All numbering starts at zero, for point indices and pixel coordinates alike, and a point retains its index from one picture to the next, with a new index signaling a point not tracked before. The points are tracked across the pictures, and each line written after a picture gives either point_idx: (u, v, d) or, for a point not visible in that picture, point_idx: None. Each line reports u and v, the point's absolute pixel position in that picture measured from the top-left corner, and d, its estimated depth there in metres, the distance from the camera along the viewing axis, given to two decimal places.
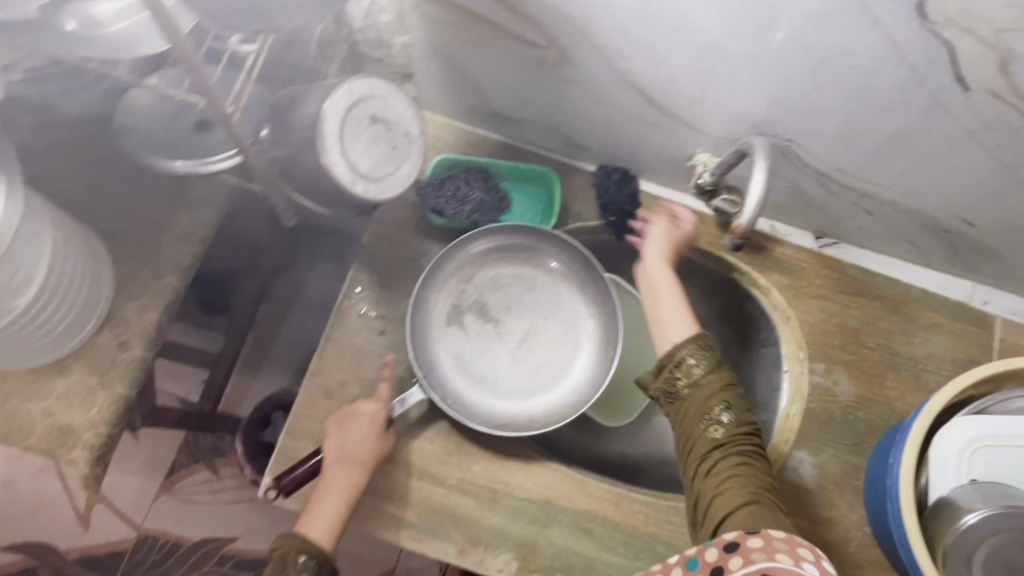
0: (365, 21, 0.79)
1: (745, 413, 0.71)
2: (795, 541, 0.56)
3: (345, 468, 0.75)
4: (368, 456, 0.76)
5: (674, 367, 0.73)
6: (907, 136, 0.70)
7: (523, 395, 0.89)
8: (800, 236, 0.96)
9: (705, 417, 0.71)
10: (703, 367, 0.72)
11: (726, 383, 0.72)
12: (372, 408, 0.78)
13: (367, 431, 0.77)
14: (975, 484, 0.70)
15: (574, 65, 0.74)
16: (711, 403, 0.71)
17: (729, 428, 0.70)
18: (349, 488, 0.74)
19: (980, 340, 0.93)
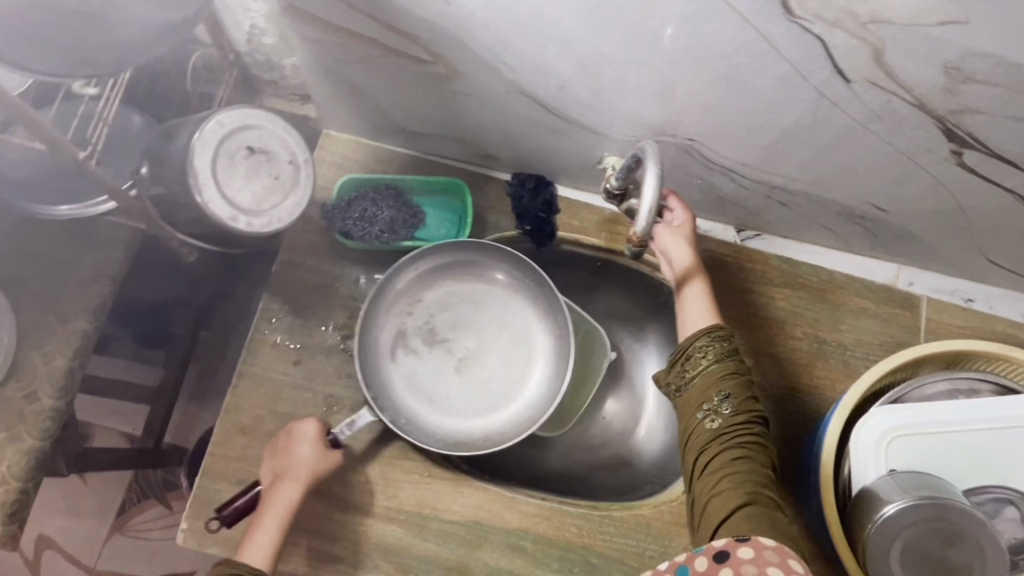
0: (250, 44, 0.77)
1: (748, 402, 0.68)
2: (785, 551, 0.51)
3: (282, 488, 0.73)
4: (305, 472, 0.74)
5: (685, 359, 0.73)
6: (802, 129, 0.69)
7: (478, 412, 0.89)
8: (722, 229, 0.95)
9: (703, 408, 0.69)
10: (708, 357, 0.71)
11: (729, 372, 0.69)
12: (309, 424, 0.76)
13: (304, 448, 0.75)
14: (896, 475, 0.68)
15: (464, 78, 0.72)
16: (707, 394, 0.69)
17: (727, 419, 0.67)
18: (285, 507, 0.72)
19: (908, 322, 0.93)
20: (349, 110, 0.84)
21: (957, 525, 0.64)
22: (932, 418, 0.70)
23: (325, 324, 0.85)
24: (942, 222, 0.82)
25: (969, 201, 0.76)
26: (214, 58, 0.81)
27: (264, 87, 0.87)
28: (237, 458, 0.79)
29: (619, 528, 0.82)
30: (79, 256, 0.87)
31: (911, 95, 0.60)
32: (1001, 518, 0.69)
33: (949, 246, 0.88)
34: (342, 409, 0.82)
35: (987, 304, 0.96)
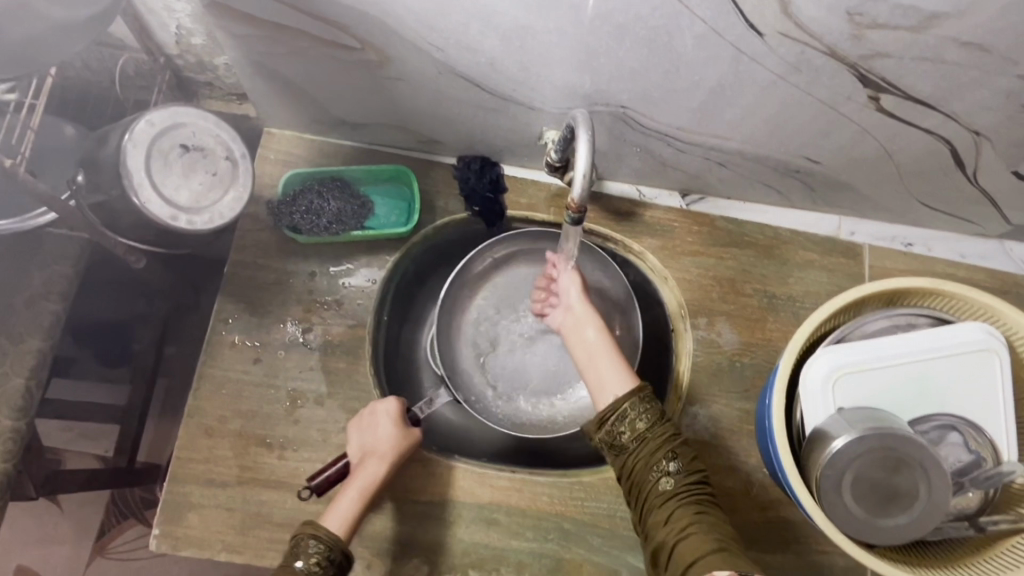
0: (180, 46, 0.78)
1: (691, 459, 0.67)
2: None
3: (369, 462, 0.75)
4: (389, 450, 0.76)
5: (617, 419, 0.68)
6: (727, 87, 0.71)
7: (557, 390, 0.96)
8: (667, 196, 0.97)
9: (652, 469, 0.66)
10: (645, 421, 0.67)
11: (672, 433, 0.67)
12: (390, 402, 0.78)
13: (388, 426, 0.77)
14: (843, 412, 0.71)
15: (395, 63, 0.73)
16: (656, 456, 0.66)
17: (678, 479, 0.65)
18: (367, 481, 0.73)
19: (851, 270, 0.96)
20: (287, 106, 0.85)
21: (899, 452, 0.67)
22: (875, 355, 0.73)
23: (282, 320, 0.85)
24: (872, 168, 0.85)
25: (893, 145, 0.79)
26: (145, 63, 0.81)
27: (200, 89, 0.88)
28: (204, 460, 0.80)
29: (589, 493, 0.83)
30: (27, 273, 0.85)
31: (822, 44, 0.62)
32: (945, 443, 0.73)
33: (883, 193, 0.91)
34: (306, 402, 0.82)
35: (926, 247, 0.99)
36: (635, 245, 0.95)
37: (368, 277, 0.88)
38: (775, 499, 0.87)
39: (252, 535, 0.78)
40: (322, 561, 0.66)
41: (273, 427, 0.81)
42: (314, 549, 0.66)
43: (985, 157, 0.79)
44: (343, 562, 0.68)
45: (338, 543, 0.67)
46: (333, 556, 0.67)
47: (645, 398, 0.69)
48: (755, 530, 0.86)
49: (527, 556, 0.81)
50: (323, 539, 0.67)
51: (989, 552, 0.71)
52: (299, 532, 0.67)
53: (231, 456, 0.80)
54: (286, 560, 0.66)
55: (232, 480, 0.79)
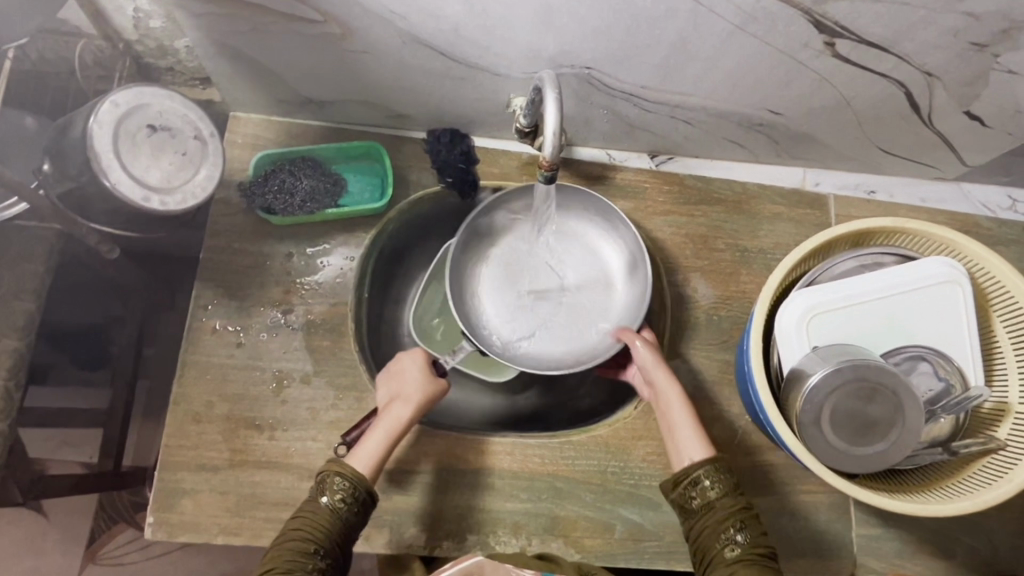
0: (138, 30, 0.77)
1: (760, 534, 0.68)
2: None
3: (396, 404, 0.75)
4: (415, 394, 0.76)
5: (688, 485, 0.71)
6: (687, 41, 0.72)
7: (564, 340, 0.91)
8: (637, 158, 0.99)
9: (720, 534, 0.68)
10: (716, 490, 0.70)
11: (742, 506, 0.69)
12: (413, 355, 0.80)
13: (413, 373, 0.78)
14: (817, 349, 0.74)
15: (359, 35, 0.73)
16: (725, 523, 0.68)
17: (745, 548, 0.67)
18: (394, 422, 0.74)
19: (818, 220, 0.99)
20: (252, 86, 0.84)
21: (875, 381, 0.69)
22: (845, 294, 0.75)
23: (262, 303, 0.85)
24: (833, 117, 0.87)
25: (851, 91, 0.81)
26: (103, 50, 0.80)
27: (161, 76, 0.87)
28: (194, 446, 0.80)
29: (579, 451, 0.85)
30: None
31: None
32: (915, 373, 0.76)
33: (844, 141, 0.94)
34: (293, 382, 0.83)
35: (888, 194, 1.02)
36: (608, 207, 0.96)
37: (346, 255, 0.88)
38: (758, 444, 0.89)
39: (248, 516, 0.78)
40: (347, 498, 0.68)
41: (261, 408, 0.81)
42: (339, 486, 0.68)
43: (937, 97, 0.82)
44: (369, 500, 0.69)
45: (364, 481, 0.69)
46: (358, 494, 0.68)
47: (718, 469, 0.71)
48: (741, 475, 0.88)
49: (523, 517, 0.82)
50: (347, 476, 0.68)
51: (964, 472, 0.75)
52: (326, 468, 0.69)
53: (221, 440, 0.80)
54: (313, 495, 0.69)
55: (224, 464, 0.79)
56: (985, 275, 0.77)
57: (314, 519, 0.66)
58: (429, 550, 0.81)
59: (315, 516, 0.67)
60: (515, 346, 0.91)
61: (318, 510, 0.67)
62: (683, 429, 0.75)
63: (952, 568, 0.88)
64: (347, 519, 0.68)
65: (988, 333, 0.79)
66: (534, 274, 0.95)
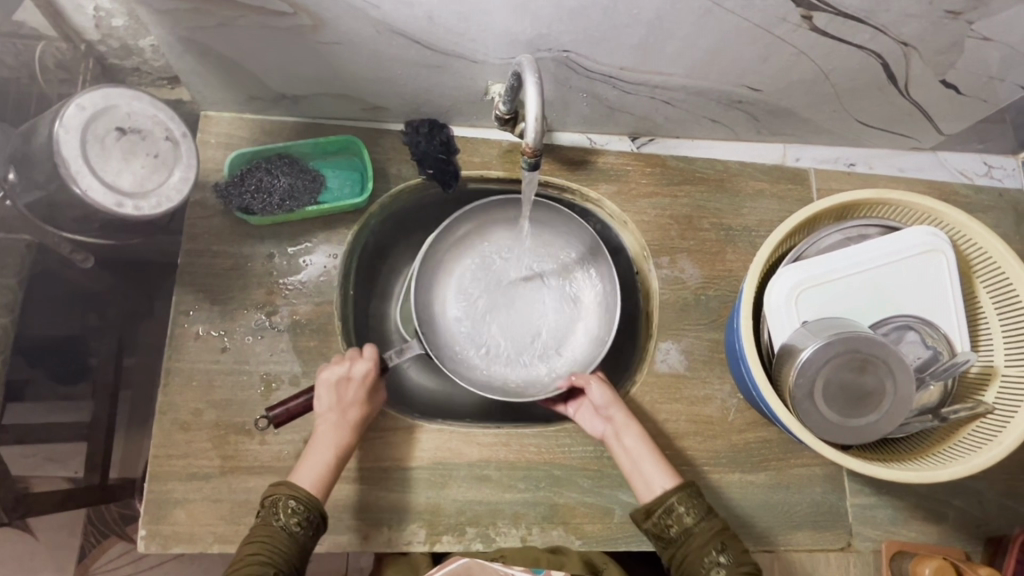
0: (100, 30, 0.74)
1: (740, 553, 0.69)
2: None
3: (338, 424, 0.74)
4: (358, 419, 0.76)
5: (663, 512, 0.72)
6: (664, 20, 0.71)
7: (493, 348, 0.95)
8: (617, 141, 0.98)
9: (704, 559, 0.68)
10: (691, 516, 0.70)
11: (719, 528, 0.70)
12: (366, 370, 0.77)
13: (361, 394, 0.77)
14: (807, 324, 0.74)
15: (330, 26, 0.71)
16: (706, 547, 0.69)
17: (729, 569, 0.67)
18: (336, 445, 0.74)
19: (800, 195, 0.99)
20: (222, 84, 0.82)
21: (865, 352, 0.70)
22: (832, 267, 0.76)
23: (245, 306, 0.83)
24: (810, 91, 0.87)
25: (829, 64, 0.81)
26: (65, 52, 0.77)
27: (127, 77, 0.84)
28: (183, 455, 0.78)
29: (575, 438, 0.85)
30: None
31: None
32: (903, 342, 0.77)
33: (823, 115, 0.94)
34: (281, 384, 0.81)
35: (867, 166, 1.03)
36: (592, 192, 0.95)
37: (329, 253, 0.86)
38: (751, 422, 0.90)
39: (243, 523, 0.77)
40: (303, 521, 0.68)
41: (250, 413, 0.80)
42: (294, 509, 0.68)
43: (914, 67, 0.82)
44: (321, 521, 0.69)
45: (317, 504, 0.69)
46: (311, 516, 0.68)
47: (690, 495, 0.72)
48: (736, 453, 0.89)
49: (522, 507, 0.82)
50: (301, 499, 0.68)
51: (953, 439, 0.76)
52: (276, 491, 0.69)
53: (211, 448, 0.78)
54: (264, 518, 0.67)
55: (215, 471, 0.78)
56: (967, 241, 0.78)
57: (269, 540, 0.65)
58: (430, 545, 0.80)
59: (270, 538, 0.65)
60: (445, 277, 0.98)
61: (274, 533, 0.66)
62: (647, 463, 0.76)
63: (944, 532, 0.90)
64: (302, 540, 0.67)
65: (971, 299, 0.80)
66: (527, 314, 0.96)
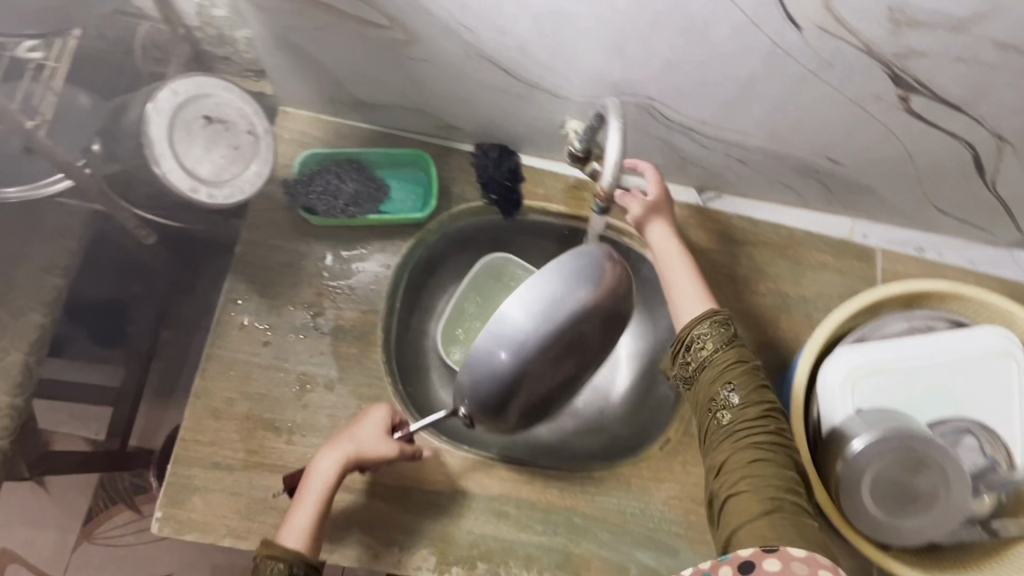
0: (201, 17, 0.75)
1: (755, 392, 0.70)
2: (817, 563, 0.54)
3: (327, 456, 0.73)
4: (346, 449, 0.73)
5: (686, 347, 0.74)
6: (758, 81, 0.70)
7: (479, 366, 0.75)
8: (683, 191, 0.96)
9: (712, 403, 0.70)
10: (710, 348, 0.72)
11: (737, 362, 0.71)
12: (372, 404, 0.77)
13: (356, 427, 0.75)
14: (862, 412, 0.71)
15: (423, 43, 0.72)
16: (716, 387, 0.70)
17: (738, 410, 0.69)
18: (320, 482, 0.71)
19: (863, 273, 0.96)
20: (306, 83, 0.83)
21: (922, 453, 0.67)
22: (893, 357, 0.73)
23: (293, 303, 0.83)
24: (892, 171, 0.85)
25: (916, 147, 0.79)
26: (163, 33, 0.79)
27: (216, 65, 0.85)
28: (210, 442, 0.78)
29: (598, 487, 0.83)
30: (29, 247, 0.84)
31: (859, 40, 0.62)
32: (960, 446, 0.73)
33: (899, 196, 0.91)
34: (316, 387, 0.81)
35: (937, 253, 0.99)
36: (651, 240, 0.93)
37: (381, 262, 0.86)
38: None
39: (257, 521, 0.76)
40: None
41: (281, 410, 0.80)
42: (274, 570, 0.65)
43: (1005, 162, 0.79)
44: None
45: (294, 555, 0.66)
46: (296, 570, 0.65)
47: (719, 324, 0.74)
48: None
49: (537, 550, 0.80)
50: (279, 555, 0.65)
51: (1000, 558, 0.71)
52: (259, 552, 0.66)
53: (238, 439, 0.78)
54: None
55: (238, 464, 0.77)
56: None
57: None
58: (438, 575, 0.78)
59: None
60: None
61: None
62: (682, 285, 0.80)
63: None
64: None
65: None
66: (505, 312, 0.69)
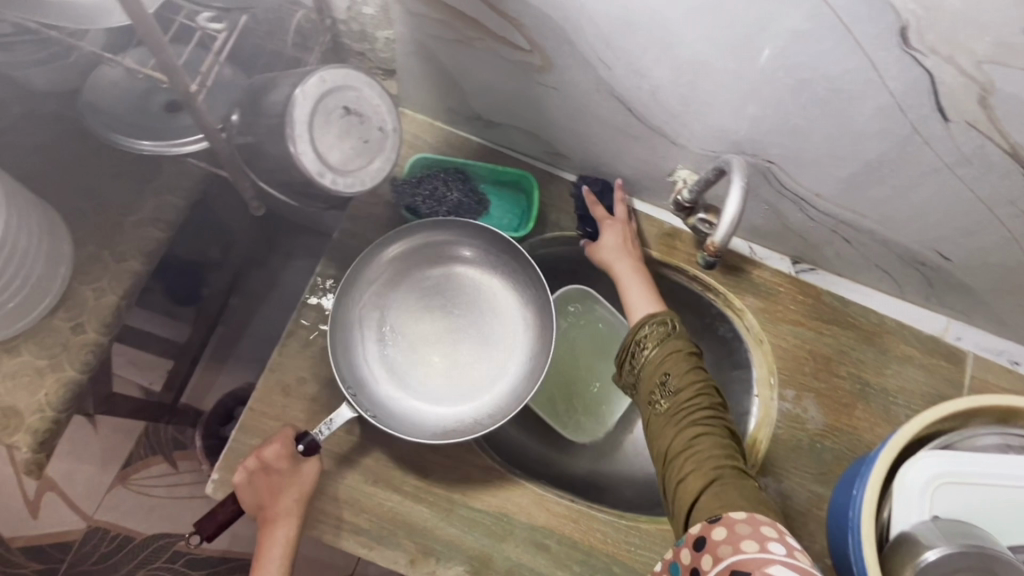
0: (349, 13, 0.78)
1: (688, 375, 0.71)
2: (755, 520, 0.58)
3: (279, 523, 0.72)
4: (294, 508, 0.72)
5: (630, 357, 0.76)
6: (886, 164, 0.69)
7: (431, 398, 0.84)
8: (779, 259, 0.95)
9: (654, 396, 0.72)
10: (650, 346, 0.74)
11: (671, 354, 0.72)
12: (276, 448, 0.72)
13: (290, 483, 0.72)
14: (937, 521, 0.68)
15: (557, 70, 0.73)
16: (655, 381, 0.72)
17: (674, 399, 0.70)
18: (286, 544, 0.72)
19: (951, 376, 0.92)
20: (432, 89, 0.86)
21: None
22: (978, 470, 0.70)
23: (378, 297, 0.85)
24: (1003, 278, 0.82)
25: None
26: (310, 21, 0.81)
27: (350, 59, 0.88)
28: (276, 417, 0.79)
29: (644, 541, 0.81)
30: (143, 197, 0.88)
31: (1007, 143, 0.61)
32: None
33: (1003, 304, 0.88)
34: None
35: None
36: (736, 301, 0.92)
37: None
38: None
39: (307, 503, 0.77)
40: None
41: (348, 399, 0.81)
42: None
43: None
44: None
45: None
46: None
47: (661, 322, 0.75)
48: None
49: None
50: None
51: None
52: None
53: (302, 419, 0.80)
54: None
55: None
56: None
57: None
58: None
59: None
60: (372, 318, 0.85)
61: None
62: (631, 289, 0.81)
63: None
64: None
65: None
66: (442, 345, 0.87)
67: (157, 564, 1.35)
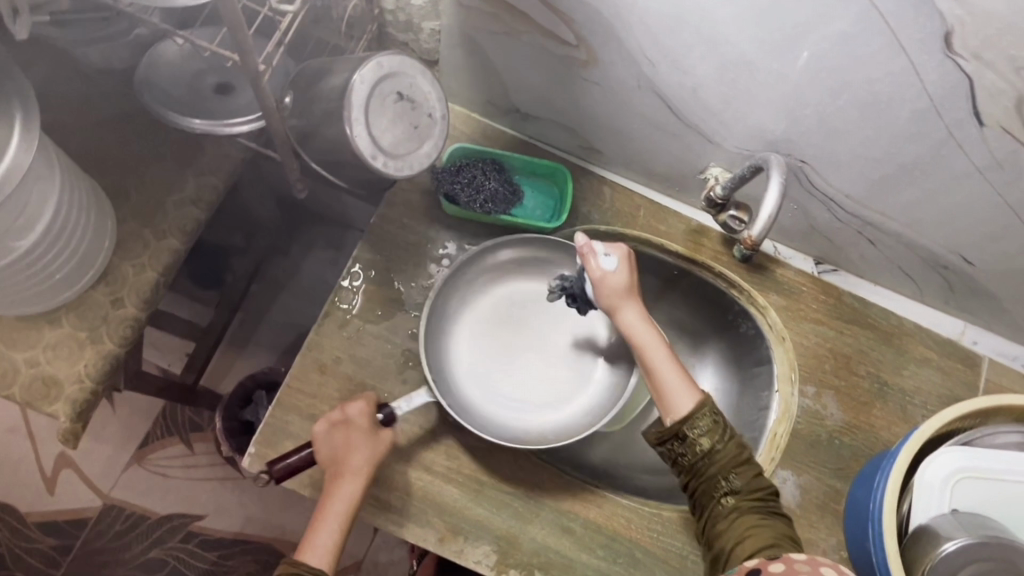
0: (398, 3, 0.80)
1: (752, 475, 0.71)
2: (817, 561, 0.59)
3: (343, 478, 0.72)
4: (362, 466, 0.72)
5: (682, 442, 0.71)
6: (917, 167, 0.71)
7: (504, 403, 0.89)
8: (802, 259, 0.97)
9: (716, 487, 0.70)
10: (709, 442, 0.71)
11: (735, 451, 0.71)
12: (360, 406, 0.76)
13: (362, 441, 0.74)
14: (957, 514, 0.70)
15: (602, 66, 0.75)
16: (719, 474, 0.70)
17: (738, 496, 0.70)
18: (346, 502, 0.71)
19: (968, 378, 0.94)
20: (473, 81, 0.88)
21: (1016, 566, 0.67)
22: (995, 466, 0.73)
23: (413, 281, 0.87)
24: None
25: None
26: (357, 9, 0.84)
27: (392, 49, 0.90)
28: (311, 395, 0.81)
29: (666, 528, 0.83)
30: (184, 176, 0.90)
31: None
32: None
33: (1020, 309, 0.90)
34: (417, 365, 0.84)
35: None
36: (760, 298, 0.93)
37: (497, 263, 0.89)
38: None
39: None
40: None
41: (382, 380, 0.83)
42: None
43: None
44: None
45: None
46: None
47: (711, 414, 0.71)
48: None
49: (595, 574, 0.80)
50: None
51: None
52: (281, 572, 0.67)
53: (336, 398, 0.81)
54: None
55: None
56: None
57: None
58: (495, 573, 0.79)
59: None
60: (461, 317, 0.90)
61: None
62: (667, 372, 0.74)
63: None
64: None
65: None
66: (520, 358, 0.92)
67: (170, 544, 1.37)
